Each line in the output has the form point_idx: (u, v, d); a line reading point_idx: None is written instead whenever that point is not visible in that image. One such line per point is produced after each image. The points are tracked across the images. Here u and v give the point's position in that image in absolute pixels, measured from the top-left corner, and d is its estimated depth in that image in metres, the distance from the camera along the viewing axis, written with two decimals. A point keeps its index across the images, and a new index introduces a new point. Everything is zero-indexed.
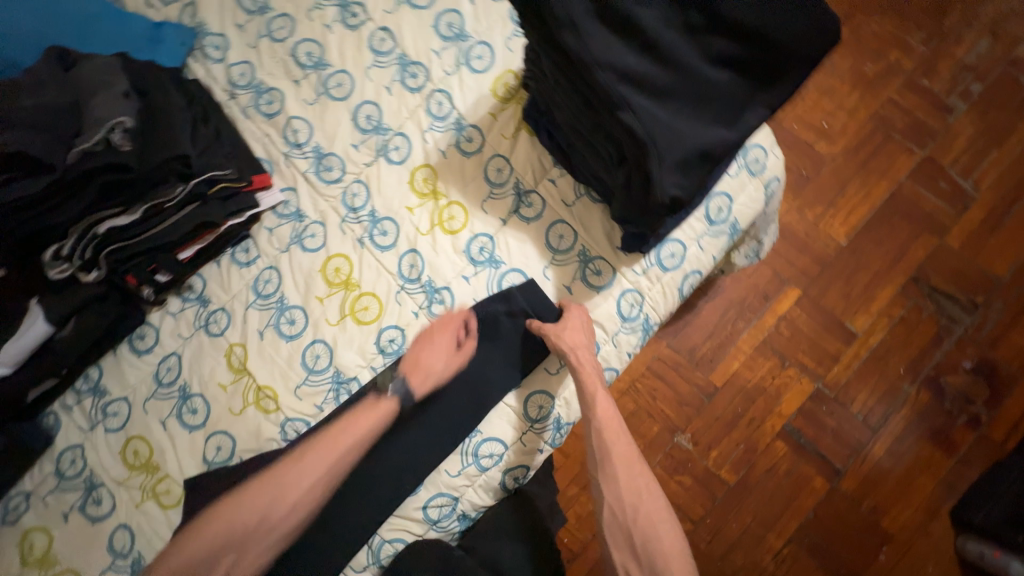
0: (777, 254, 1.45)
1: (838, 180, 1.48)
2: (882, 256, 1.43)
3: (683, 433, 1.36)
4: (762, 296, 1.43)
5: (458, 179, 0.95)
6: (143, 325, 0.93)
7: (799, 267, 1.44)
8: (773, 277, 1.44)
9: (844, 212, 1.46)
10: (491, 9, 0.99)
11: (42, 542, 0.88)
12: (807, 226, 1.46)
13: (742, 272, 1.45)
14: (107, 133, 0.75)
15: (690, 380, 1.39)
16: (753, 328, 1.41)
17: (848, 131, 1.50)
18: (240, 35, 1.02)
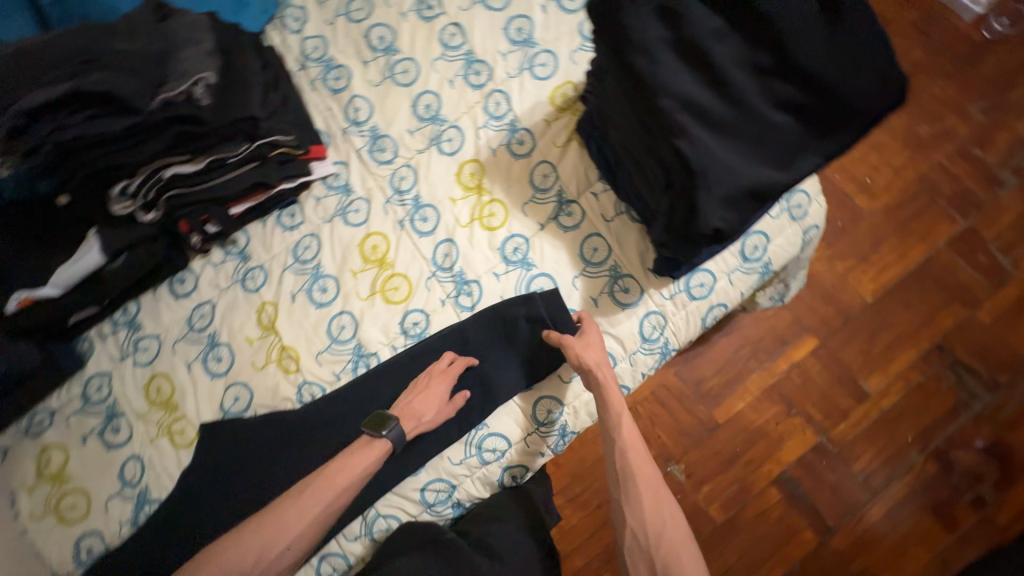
0: (800, 301, 1.45)
1: (874, 237, 1.47)
2: (908, 320, 1.42)
3: (677, 463, 1.36)
4: (779, 340, 1.42)
5: (504, 178, 0.97)
6: (185, 270, 0.98)
7: (821, 317, 1.43)
8: (792, 323, 1.43)
9: (875, 269, 1.45)
10: (562, 20, 1.01)
11: (58, 459, 0.92)
12: (835, 278, 1.45)
13: (761, 313, 1.45)
14: (191, 86, 0.80)
15: (693, 411, 1.39)
16: (765, 371, 1.41)
17: (891, 190, 1.49)
18: (319, 11, 1.06)
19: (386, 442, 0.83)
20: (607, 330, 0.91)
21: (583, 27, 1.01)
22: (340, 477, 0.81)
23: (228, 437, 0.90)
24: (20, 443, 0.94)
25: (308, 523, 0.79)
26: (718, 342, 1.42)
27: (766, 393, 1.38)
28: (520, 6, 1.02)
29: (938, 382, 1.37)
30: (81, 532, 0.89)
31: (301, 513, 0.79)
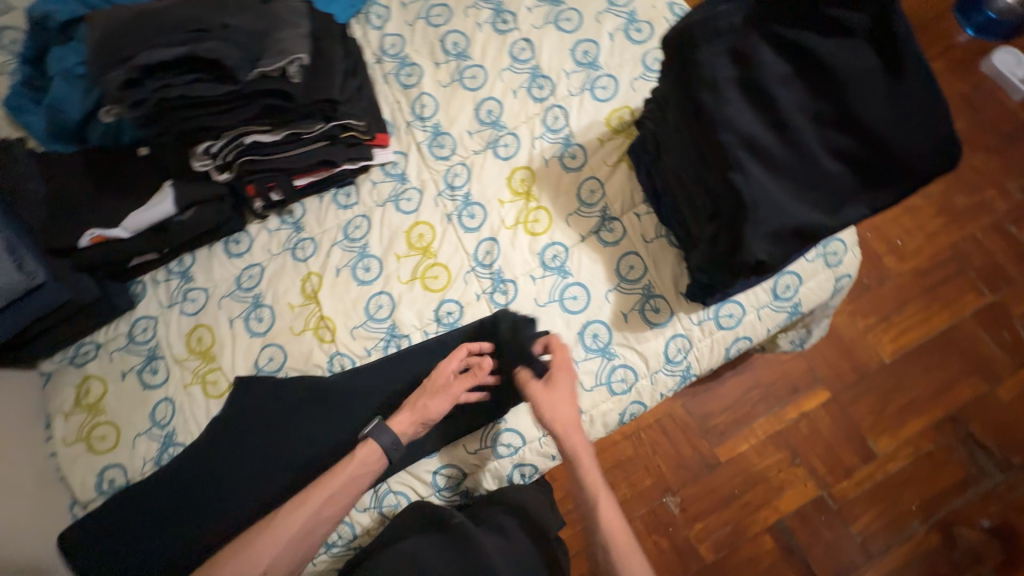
0: (817, 351, 1.45)
1: (899, 299, 1.48)
2: (925, 386, 1.41)
3: (673, 495, 1.36)
4: (791, 387, 1.43)
5: (553, 188, 1.02)
6: (241, 232, 1.04)
7: (836, 370, 1.44)
8: (806, 372, 1.44)
9: (896, 331, 1.45)
10: (628, 48, 1.06)
11: (97, 390, 0.97)
12: (855, 333, 1.46)
13: (776, 358, 1.46)
14: (286, 64, 0.84)
15: (696, 446, 1.39)
16: (772, 415, 1.41)
17: (922, 254, 1.50)
18: (401, 11, 1.14)
19: (377, 453, 0.85)
20: (633, 345, 0.93)
21: (647, 57, 1.06)
22: (330, 487, 0.82)
23: (258, 393, 0.94)
24: (65, 370, 0.99)
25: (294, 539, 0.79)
26: (729, 381, 1.43)
27: (772, 439, 1.38)
28: (589, 30, 1.08)
29: (949, 453, 1.35)
30: (107, 463, 0.94)
31: (285, 538, 0.79)
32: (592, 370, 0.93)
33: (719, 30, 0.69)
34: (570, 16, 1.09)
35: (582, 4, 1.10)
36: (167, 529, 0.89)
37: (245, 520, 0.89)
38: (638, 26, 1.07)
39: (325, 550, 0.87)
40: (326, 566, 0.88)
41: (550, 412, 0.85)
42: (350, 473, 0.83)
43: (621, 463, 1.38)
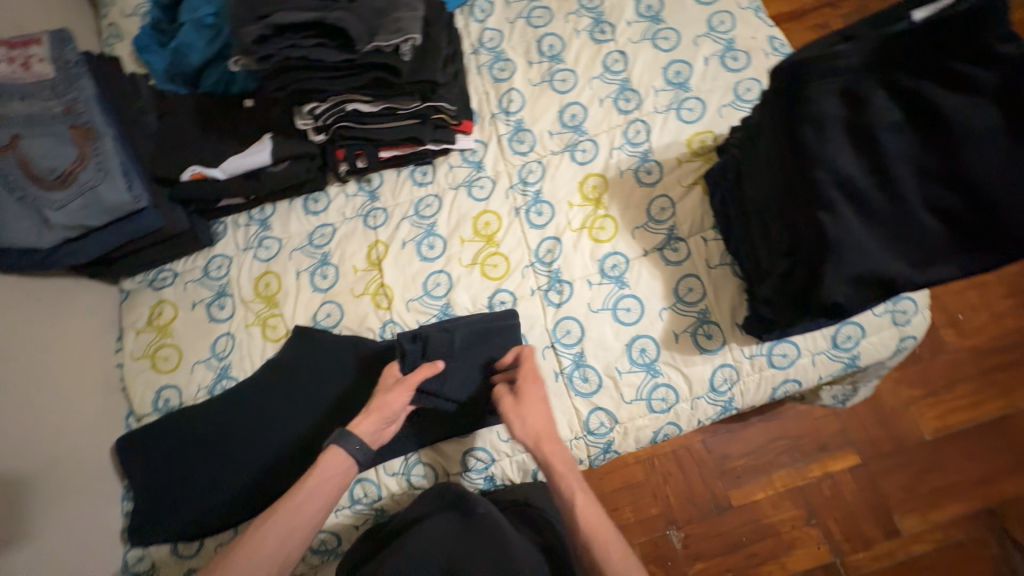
0: (855, 413, 1.40)
1: (950, 376, 1.41)
2: (964, 471, 1.34)
3: (677, 529, 1.34)
4: (819, 444, 1.38)
5: (623, 199, 1.03)
6: (321, 192, 1.10)
7: (870, 436, 1.38)
8: (838, 433, 1.39)
9: (942, 408, 1.39)
10: (721, 75, 1.07)
11: (168, 314, 1.04)
12: (897, 403, 1.40)
13: (810, 411, 1.41)
14: (400, 43, 0.88)
15: (710, 485, 1.36)
16: (795, 469, 1.37)
17: (984, 334, 1.43)
18: (504, 8, 1.18)
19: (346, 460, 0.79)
20: (679, 366, 0.93)
21: (739, 86, 1.06)
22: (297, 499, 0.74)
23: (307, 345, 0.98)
24: (142, 291, 1.07)
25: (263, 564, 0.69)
26: (756, 426, 1.39)
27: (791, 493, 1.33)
28: (685, 52, 1.09)
29: (982, 548, 1.27)
30: (165, 383, 1.00)
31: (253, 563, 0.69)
32: (634, 383, 0.93)
33: (836, 69, 0.68)
34: (667, 35, 1.10)
35: (682, 25, 1.11)
36: (208, 455, 0.94)
37: (276, 462, 0.93)
38: (736, 55, 1.08)
39: (349, 505, 0.91)
40: (347, 522, 0.91)
41: (518, 420, 0.82)
42: (313, 482, 0.76)
43: (630, 486, 1.37)
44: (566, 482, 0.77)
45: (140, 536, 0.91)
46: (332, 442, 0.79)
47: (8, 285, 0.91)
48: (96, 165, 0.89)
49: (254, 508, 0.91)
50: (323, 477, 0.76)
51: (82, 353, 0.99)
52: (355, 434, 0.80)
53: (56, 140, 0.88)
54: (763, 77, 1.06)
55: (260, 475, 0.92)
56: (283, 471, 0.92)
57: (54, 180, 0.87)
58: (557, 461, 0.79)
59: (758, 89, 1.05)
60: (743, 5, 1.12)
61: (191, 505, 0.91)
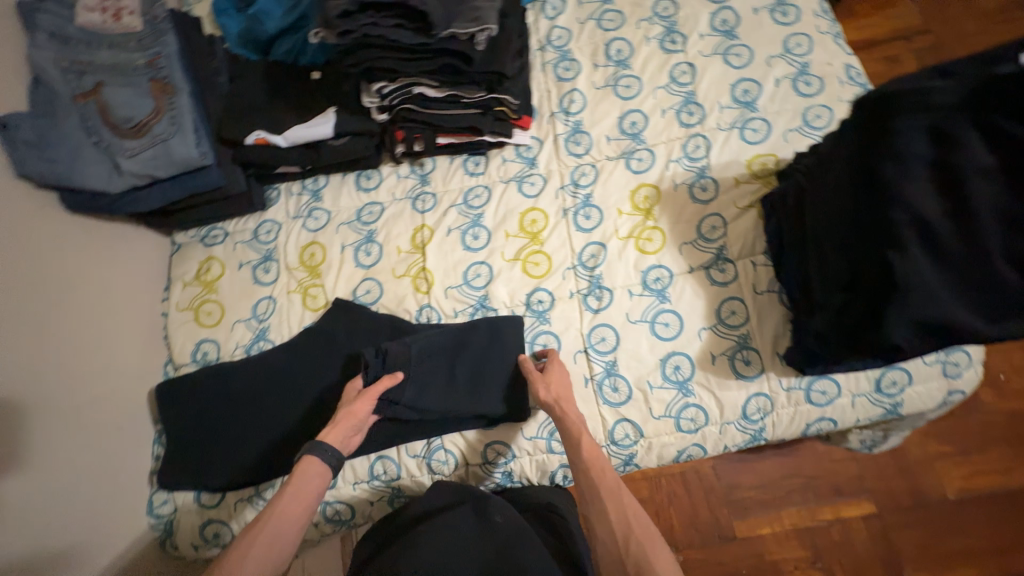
0: (875, 460, 1.35)
1: (983, 437, 1.35)
2: (987, 538, 1.27)
3: (676, 552, 1.31)
4: (834, 487, 1.34)
5: (674, 213, 1.02)
6: (374, 170, 1.11)
7: (889, 487, 1.33)
8: (856, 478, 1.35)
9: (971, 469, 1.32)
10: (791, 98, 1.04)
11: (215, 271, 1.07)
12: (921, 457, 1.35)
13: (828, 453, 1.37)
14: (477, 32, 0.88)
15: (715, 511, 1.34)
16: (807, 509, 1.33)
17: None
18: (576, 9, 1.17)
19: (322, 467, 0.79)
20: (712, 389, 0.92)
21: (808, 111, 1.03)
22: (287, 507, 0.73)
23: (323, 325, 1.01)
24: (193, 246, 1.11)
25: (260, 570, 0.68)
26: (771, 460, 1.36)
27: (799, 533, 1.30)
28: (755, 71, 1.07)
29: None
30: (205, 337, 1.04)
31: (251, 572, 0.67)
32: (664, 400, 0.92)
33: (928, 105, 0.66)
34: (740, 52, 1.08)
35: (757, 43, 1.08)
36: (238, 412, 0.97)
37: (299, 427, 0.95)
38: (809, 80, 1.05)
39: (367, 480, 0.93)
40: (364, 496, 0.93)
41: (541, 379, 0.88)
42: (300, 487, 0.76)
43: None
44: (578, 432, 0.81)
45: (169, 481, 0.95)
46: (308, 451, 0.79)
47: (74, 226, 0.96)
48: (170, 119, 0.93)
49: (272, 468, 0.93)
50: (301, 484, 0.76)
51: (132, 298, 1.04)
52: (323, 442, 0.80)
53: (134, 91, 0.93)
54: (835, 106, 1.02)
55: (283, 438, 0.94)
56: (306, 437, 0.94)
57: (129, 129, 0.92)
58: (572, 415, 0.83)
59: (828, 117, 1.02)
60: (823, 30, 1.09)
61: (218, 457, 0.94)
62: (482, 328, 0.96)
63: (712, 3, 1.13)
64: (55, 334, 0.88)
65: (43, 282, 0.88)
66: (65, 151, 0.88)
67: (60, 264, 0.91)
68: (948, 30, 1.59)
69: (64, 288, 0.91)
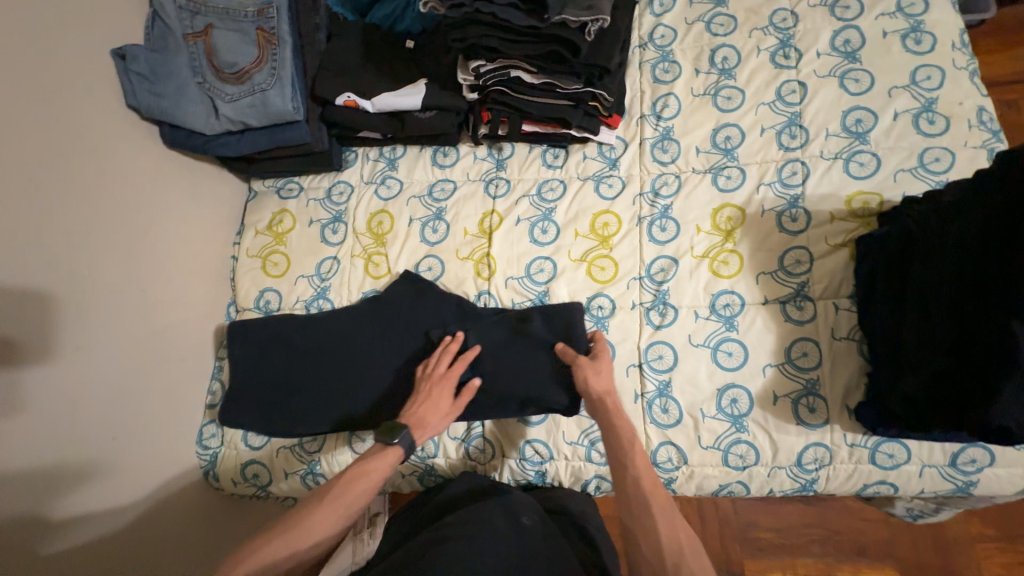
0: (909, 528, 1.25)
1: None
2: None
3: None
4: (858, 547, 1.25)
5: (757, 239, 0.96)
6: (452, 147, 1.10)
7: (920, 559, 1.23)
8: (883, 541, 1.25)
9: (1015, 558, 1.20)
10: (910, 135, 0.95)
11: (286, 224, 1.10)
12: (963, 533, 1.23)
13: (857, 509, 1.28)
14: (589, 21, 0.88)
15: (727, 546, 1.29)
16: (824, 563, 1.25)
17: None
18: (685, 7, 1.11)
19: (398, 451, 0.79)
20: (769, 430, 0.87)
21: (926, 152, 0.94)
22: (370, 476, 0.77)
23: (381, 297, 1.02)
24: (269, 196, 1.13)
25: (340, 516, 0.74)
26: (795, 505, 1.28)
27: None
28: (873, 101, 0.98)
29: None
30: (269, 286, 1.07)
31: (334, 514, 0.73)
32: (714, 431, 0.89)
33: None
34: (860, 77, 1.00)
35: (880, 71, 1.00)
36: (297, 361, 1.00)
37: (343, 388, 0.96)
38: (933, 118, 0.96)
39: None
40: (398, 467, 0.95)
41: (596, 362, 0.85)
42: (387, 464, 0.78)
43: None
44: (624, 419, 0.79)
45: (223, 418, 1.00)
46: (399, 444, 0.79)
47: (169, 161, 1.01)
48: (270, 71, 0.95)
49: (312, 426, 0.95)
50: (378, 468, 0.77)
51: (209, 238, 1.07)
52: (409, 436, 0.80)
53: (240, 37, 0.94)
54: (958, 150, 0.93)
55: (326, 396, 0.96)
56: (348, 399, 0.95)
57: (231, 74, 0.95)
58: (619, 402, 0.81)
59: (949, 162, 0.93)
60: (960, 64, 0.98)
61: (276, 404, 0.98)
62: (536, 320, 0.93)
63: (837, 19, 1.04)
64: (138, 262, 0.93)
65: (134, 211, 0.93)
66: (171, 89, 0.93)
67: (151, 197, 0.96)
68: None
69: (151, 219, 0.96)
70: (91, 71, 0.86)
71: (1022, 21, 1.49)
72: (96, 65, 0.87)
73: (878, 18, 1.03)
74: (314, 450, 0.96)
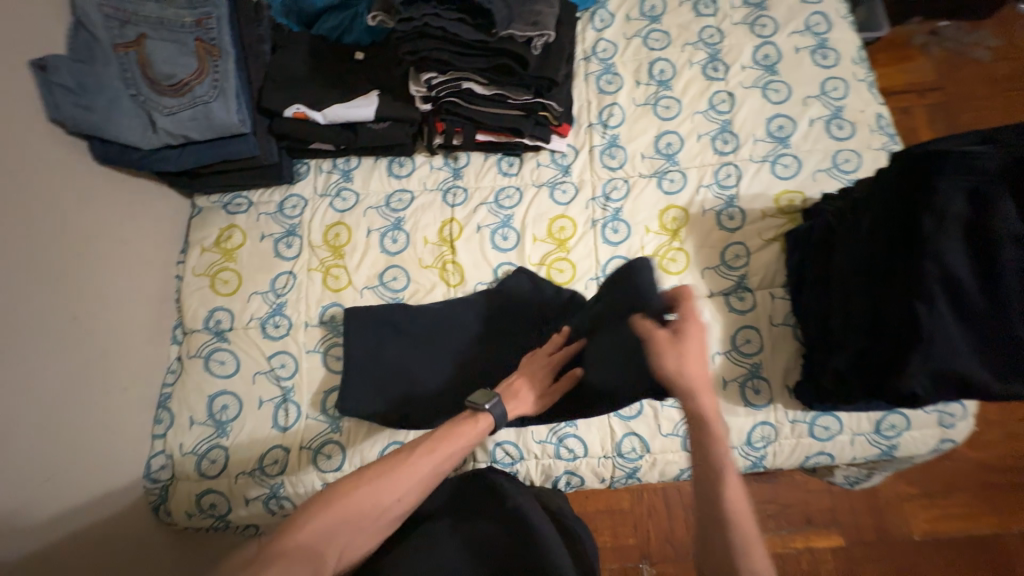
0: (847, 494, 1.37)
1: (951, 481, 1.37)
2: None
3: (648, 564, 1.23)
4: (807, 517, 1.36)
5: (700, 238, 1.03)
6: (407, 158, 1.11)
7: (857, 523, 1.35)
8: (827, 509, 1.36)
9: (935, 512, 1.34)
10: (823, 139, 1.07)
11: (235, 240, 1.06)
12: (891, 495, 1.37)
13: (803, 482, 1.39)
14: (535, 37, 0.91)
15: None
16: (778, 535, 1.34)
17: (995, 448, 1.38)
18: (624, 23, 1.19)
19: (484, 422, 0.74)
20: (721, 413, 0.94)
21: (838, 154, 1.06)
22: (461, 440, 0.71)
23: (340, 310, 1.01)
24: (215, 212, 1.09)
25: (425, 477, 0.67)
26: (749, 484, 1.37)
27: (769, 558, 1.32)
28: (792, 109, 1.09)
29: None
30: (220, 305, 1.02)
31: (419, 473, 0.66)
32: (673, 418, 0.94)
33: (967, 167, 0.70)
34: (779, 88, 1.11)
35: (797, 82, 1.11)
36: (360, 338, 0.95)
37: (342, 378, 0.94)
38: (842, 123, 1.08)
39: None
40: None
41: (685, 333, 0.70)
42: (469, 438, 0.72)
43: (613, 510, 1.27)
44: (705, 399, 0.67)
45: (179, 443, 0.95)
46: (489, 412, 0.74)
47: (100, 178, 0.94)
48: (212, 83, 0.92)
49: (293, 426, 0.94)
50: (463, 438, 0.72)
51: (148, 258, 1.01)
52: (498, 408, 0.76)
53: (178, 48, 0.91)
54: (864, 152, 1.06)
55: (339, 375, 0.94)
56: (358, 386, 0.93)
57: (169, 87, 0.91)
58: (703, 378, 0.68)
59: (857, 162, 1.05)
60: (860, 77, 1.12)
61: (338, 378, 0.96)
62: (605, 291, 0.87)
63: (757, 36, 1.15)
64: (70, 286, 0.86)
65: (65, 233, 0.87)
66: (102, 102, 0.88)
67: (81, 217, 0.90)
68: (960, 90, 1.65)
69: (83, 240, 0.89)
70: (7, 83, 0.80)
71: (909, 39, 1.71)
72: (13, 76, 0.81)
73: (791, 36, 1.15)
74: (275, 474, 0.92)
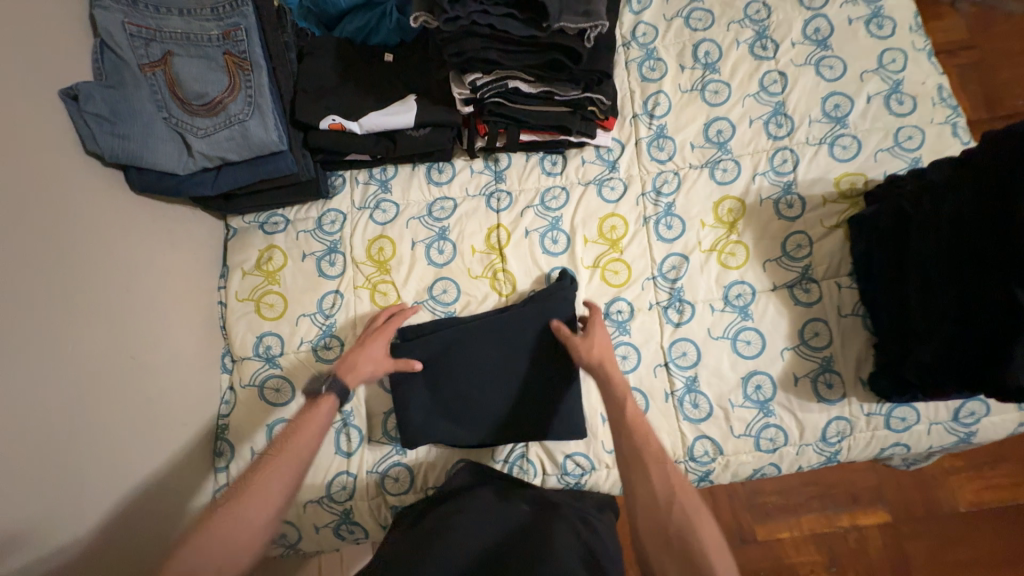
0: (891, 470, 1.35)
1: (997, 451, 1.34)
2: (992, 550, 1.29)
3: None
4: (852, 495, 1.34)
5: (759, 229, 0.99)
6: (447, 162, 1.06)
7: (904, 498, 1.33)
8: (874, 488, 1.34)
9: (983, 485, 1.33)
10: (883, 116, 1.01)
11: (277, 261, 1.02)
12: (937, 468, 1.35)
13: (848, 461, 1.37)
14: (588, 29, 0.85)
15: (737, 515, 1.35)
16: (825, 516, 1.33)
17: None
18: (663, 4, 1.12)
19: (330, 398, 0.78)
20: (793, 410, 0.91)
21: (900, 131, 1.01)
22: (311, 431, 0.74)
23: None
24: (252, 232, 1.05)
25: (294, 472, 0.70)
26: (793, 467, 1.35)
27: (817, 538, 1.31)
28: (848, 86, 1.03)
29: None
30: (268, 330, 0.99)
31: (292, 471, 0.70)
32: (745, 418, 0.92)
33: None
34: (833, 64, 1.05)
35: (851, 56, 1.05)
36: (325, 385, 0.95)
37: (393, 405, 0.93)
38: (902, 98, 1.02)
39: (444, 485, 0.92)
40: None
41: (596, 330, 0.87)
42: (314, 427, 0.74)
43: None
44: (607, 366, 0.82)
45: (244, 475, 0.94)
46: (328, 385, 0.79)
47: (140, 209, 0.92)
48: (246, 99, 0.88)
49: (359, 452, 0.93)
50: (322, 421, 0.75)
51: (191, 287, 0.99)
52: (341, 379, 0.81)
53: (206, 65, 0.86)
54: (927, 127, 1.00)
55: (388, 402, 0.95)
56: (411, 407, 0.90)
57: (201, 107, 0.86)
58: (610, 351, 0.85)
59: (920, 139, 1.00)
60: (919, 46, 1.05)
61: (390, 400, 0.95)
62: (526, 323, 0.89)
63: (806, 9, 1.08)
64: (123, 323, 0.84)
65: (114, 272, 0.84)
66: (136, 128, 0.84)
67: (127, 252, 0.87)
68: (995, 48, 1.57)
69: (132, 274, 0.87)
70: (40, 120, 0.76)
71: None
72: (47, 111, 0.77)
73: (843, 6, 1.08)
74: (344, 499, 0.91)
